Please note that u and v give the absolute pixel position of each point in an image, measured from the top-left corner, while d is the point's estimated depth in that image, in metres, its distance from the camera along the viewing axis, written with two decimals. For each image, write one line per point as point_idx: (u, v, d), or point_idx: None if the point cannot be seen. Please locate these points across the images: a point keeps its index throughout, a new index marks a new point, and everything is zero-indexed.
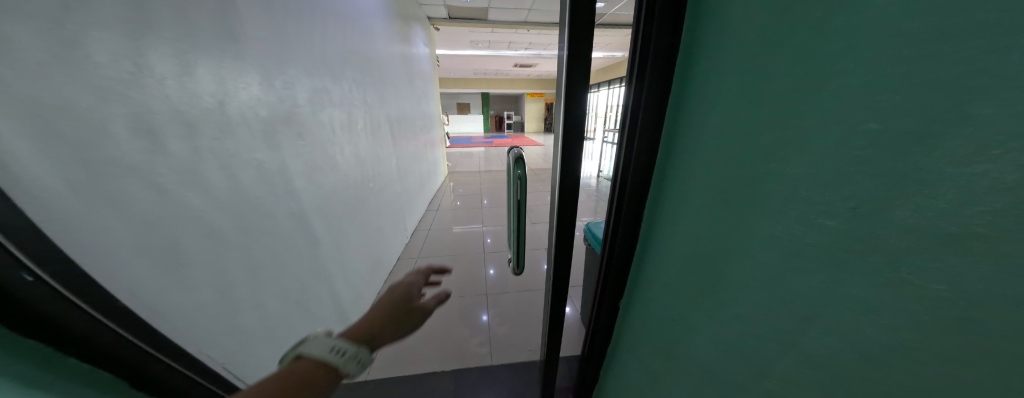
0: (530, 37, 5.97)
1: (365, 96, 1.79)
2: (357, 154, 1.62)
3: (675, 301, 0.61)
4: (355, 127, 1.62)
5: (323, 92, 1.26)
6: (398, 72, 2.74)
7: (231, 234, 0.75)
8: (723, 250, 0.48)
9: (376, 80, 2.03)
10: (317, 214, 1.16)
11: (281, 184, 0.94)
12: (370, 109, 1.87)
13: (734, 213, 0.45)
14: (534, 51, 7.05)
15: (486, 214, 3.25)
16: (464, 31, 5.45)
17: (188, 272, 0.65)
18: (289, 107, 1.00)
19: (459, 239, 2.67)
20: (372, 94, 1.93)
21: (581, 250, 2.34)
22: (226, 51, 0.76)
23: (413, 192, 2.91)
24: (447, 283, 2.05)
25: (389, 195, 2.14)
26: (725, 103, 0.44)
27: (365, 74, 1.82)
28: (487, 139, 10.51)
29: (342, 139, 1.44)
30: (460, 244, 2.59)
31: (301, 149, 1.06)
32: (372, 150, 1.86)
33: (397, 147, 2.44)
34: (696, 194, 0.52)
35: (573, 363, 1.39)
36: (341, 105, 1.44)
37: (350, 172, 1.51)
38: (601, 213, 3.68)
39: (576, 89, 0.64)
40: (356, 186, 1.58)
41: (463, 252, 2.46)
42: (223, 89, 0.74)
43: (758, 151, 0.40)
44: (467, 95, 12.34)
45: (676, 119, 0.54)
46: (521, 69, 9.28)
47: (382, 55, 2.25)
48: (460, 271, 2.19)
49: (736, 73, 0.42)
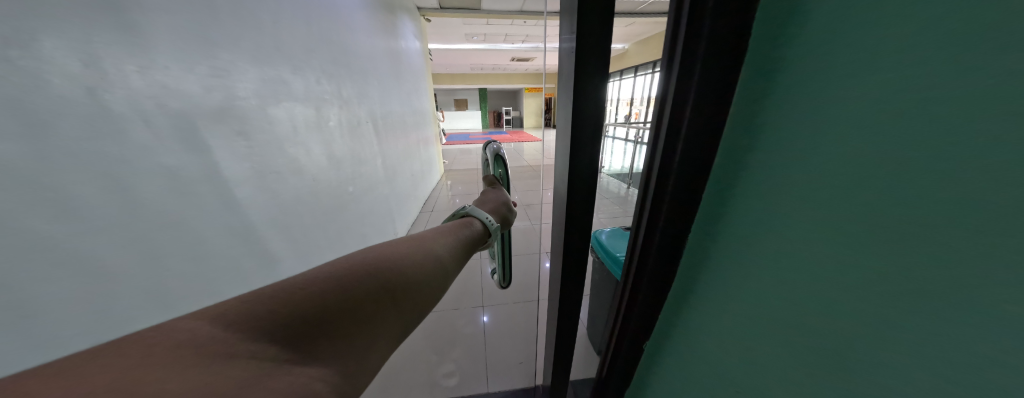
0: (526, 28, 5.73)
1: (341, 91, 1.61)
2: (332, 154, 1.44)
3: (734, 343, 0.50)
4: (328, 125, 1.44)
5: (280, 82, 1.09)
6: (384, 67, 2.55)
7: (119, 260, 0.59)
8: (831, 304, 0.36)
9: (356, 74, 1.84)
10: (273, 226, 0.99)
11: (211, 193, 0.77)
12: (348, 104, 1.69)
13: (852, 262, 0.33)
14: (530, 43, 6.79)
15: None
16: (456, 23, 5.23)
17: (39, 315, 0.49)
18: (221, 98, 0.82)
19: None
20: (349, 88, 1.74)
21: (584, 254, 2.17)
22: (105, 23, 0.59)
23: (405, 195, 2.75)
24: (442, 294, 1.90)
25: (376, 199, 1.98)
26: (835, 113, 0.31)
27: (339, 66, 1.63)
28: (486, 136, 10.30)
29: (310, 137, 1.27)
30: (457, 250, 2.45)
31: (243, 149, 0.89)
32: (353, 150, 1.68)
33: (384, 148, 2.25)
34: (782, 222, 0.39)
35: (584, 389, 1.19)
36: (308, 99, 1.27)
37: (323, 175, 1.35)
38: (606, 211, 3.47)
39: (590, 82, 0.44)
40: (331, 191, 1.40)
41: None
42: (96, 71, 0.57)
43: (899, 173, 0.27)
44: (464, 91, 12.12)
45: (744, 119, 0.40)
46: (519, 63, 9.00)
47: (362, 46, 2.05)
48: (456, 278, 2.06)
49: (865, 64, 0.28)
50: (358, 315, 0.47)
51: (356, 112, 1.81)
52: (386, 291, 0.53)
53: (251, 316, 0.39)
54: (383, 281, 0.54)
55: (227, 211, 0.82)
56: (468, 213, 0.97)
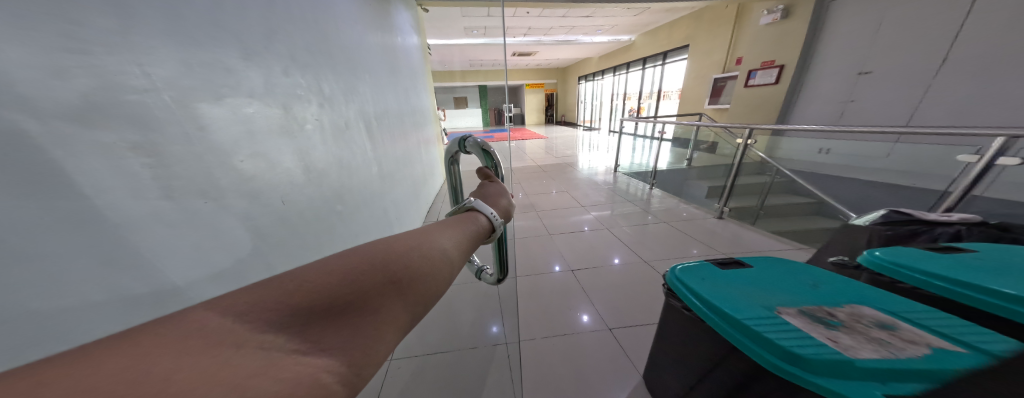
0: (529, 20, 5.41)
1: (320, 86, 1.30)
2: (310, 166, 1.13)
3: None
4: (304, 129, 1.13)
5: (223, 69, 0.77)
6: (376, 60, 2.21)
7: None
8: None
9: (340, 67, 1.52)
10: (207, 278, 0.68)
11: (62, 249, 0.46)
12: (331, 103, 1.37)
13: None
14: (531, 37, 6.41)
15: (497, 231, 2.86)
16: (453, 15, 4.87)
17: None
18: (102, 91, 0.51)
19: None
20: (333, 83, 1.43)
21: (609, 283, 2.01)
22: None
23: (405, 205, 2.43)
24: (451, 331, 1.65)
25: (370, 217, 1.67)
26: None
27: (317, 54, 1.31)
28: (487, 134, 10.02)
29: (277, 146, 0.95)
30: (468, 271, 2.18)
31: (147, 169, 0.57)
32: (339, 158, 1.36)
33: (380, 155, 1.93)
34: None
35: None
36: (269, 94, 0.95)
37: (298, 194, 1.04)
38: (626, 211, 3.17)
39: None
40: (312, 214, 1.10)
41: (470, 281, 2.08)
42: None
43: None
44: (463, 89, 11.82)
45: None
46: (519, 58, 8.61)
47: (349, 33, 1.73)
48: (464, 309, 1.82)
49: None
50: (375, 299, 0.33)
51: (344, 112, 1.50)
52: (398, 276, 0.37)
53: (259, 303, 0.27)
54: (393, 265, 0.37)
55: (101, 275, 0.50)
56: (472, 207, 0.62)
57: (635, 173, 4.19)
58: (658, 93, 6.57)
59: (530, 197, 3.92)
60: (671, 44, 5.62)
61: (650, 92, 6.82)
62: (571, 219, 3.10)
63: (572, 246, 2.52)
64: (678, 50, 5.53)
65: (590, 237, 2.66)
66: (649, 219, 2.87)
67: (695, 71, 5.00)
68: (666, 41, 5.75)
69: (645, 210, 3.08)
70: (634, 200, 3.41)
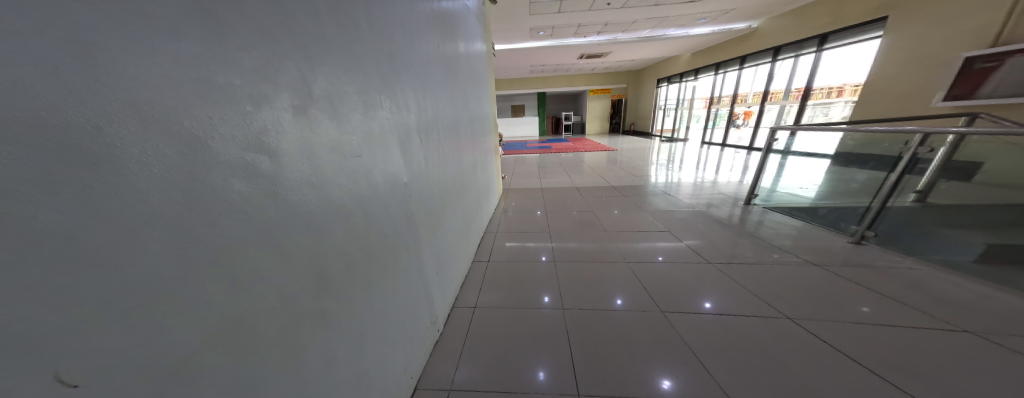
0: (609, 15, 4.55)
1: (311, 74, 0.63)
2: (213, 259, 0.45)
3: None
4: (234, 165, 0.46)
5: None
6: (433, 49, 1.56)
7: None
8: None
9: (363, 44, 0.84)
10: None
11: None
12: (335, 108, 0.70)
13: None
14: (607, 34, 5.49)
15: (566, 275, 2.19)
16: (521, 13, 4.31)
17: None
18: None
19: (533, 328, 1.67)
20: (350, 74, 0.77)
21: (739, 373, 1.36)
22: None
23: (454, 248, 1.77)
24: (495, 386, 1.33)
25: (384, 294, 0.99)
26: None
27: (305, 10, 0.64)
28: (544, 143, 9.39)
29: (35, 256, 0.26)
30: (528, 354, 1.50)
31: None
32: (324, 214, 0.68)
33: (423, 187, 1.26)
34: None
35: None
36: (47, 80, 0.26)
37: (115, 367, 0.35)
38: (762, 265, 2.15)
39: None
40: (181, 394, 0.42)
41: (528, 371, 1.40)
42: None
43: None
44: (522, 96, 11.47)
45: None
46: (588, 60, 7.71)
47: (398, 4, 1.12)
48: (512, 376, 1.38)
49: None
50: None
51: (369, 126, 0.84)
52: None
53: None
54: None
55: None
56: None
57: (809, 214, 2.89)
58: (803, 91, 5.11)
59: (606, 225, 3.04)
60: (835, 23, 4.23)
61: (789, 90, 5.39)
62: (683, 277, 2.09)
63: (715, 341, 1.54)
64: (852, 29, 4.06)
65: (690, 288, 1.96)
66: (854, 302, 1.75)
67: (915, 50, 3.33)
68: (834, 16, 4.21)
69: (857, 282, 1.94)
70: (808, 256, 2.26)
